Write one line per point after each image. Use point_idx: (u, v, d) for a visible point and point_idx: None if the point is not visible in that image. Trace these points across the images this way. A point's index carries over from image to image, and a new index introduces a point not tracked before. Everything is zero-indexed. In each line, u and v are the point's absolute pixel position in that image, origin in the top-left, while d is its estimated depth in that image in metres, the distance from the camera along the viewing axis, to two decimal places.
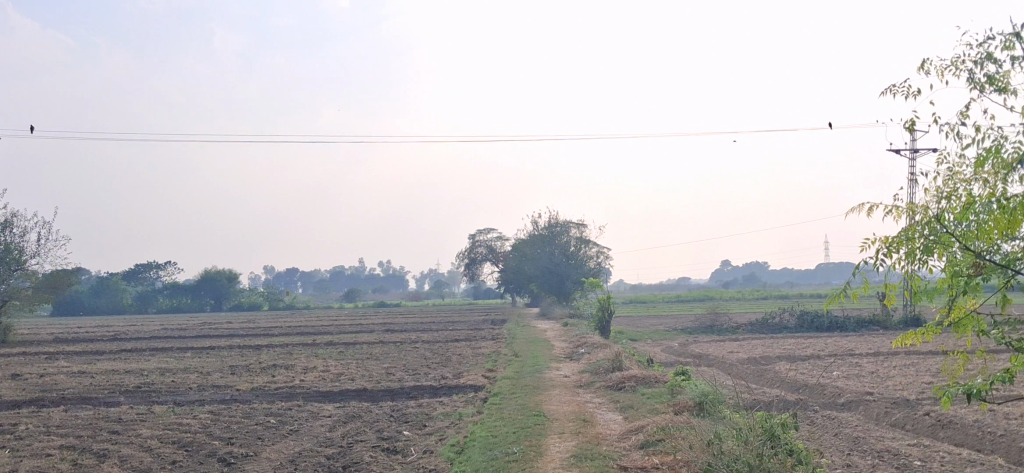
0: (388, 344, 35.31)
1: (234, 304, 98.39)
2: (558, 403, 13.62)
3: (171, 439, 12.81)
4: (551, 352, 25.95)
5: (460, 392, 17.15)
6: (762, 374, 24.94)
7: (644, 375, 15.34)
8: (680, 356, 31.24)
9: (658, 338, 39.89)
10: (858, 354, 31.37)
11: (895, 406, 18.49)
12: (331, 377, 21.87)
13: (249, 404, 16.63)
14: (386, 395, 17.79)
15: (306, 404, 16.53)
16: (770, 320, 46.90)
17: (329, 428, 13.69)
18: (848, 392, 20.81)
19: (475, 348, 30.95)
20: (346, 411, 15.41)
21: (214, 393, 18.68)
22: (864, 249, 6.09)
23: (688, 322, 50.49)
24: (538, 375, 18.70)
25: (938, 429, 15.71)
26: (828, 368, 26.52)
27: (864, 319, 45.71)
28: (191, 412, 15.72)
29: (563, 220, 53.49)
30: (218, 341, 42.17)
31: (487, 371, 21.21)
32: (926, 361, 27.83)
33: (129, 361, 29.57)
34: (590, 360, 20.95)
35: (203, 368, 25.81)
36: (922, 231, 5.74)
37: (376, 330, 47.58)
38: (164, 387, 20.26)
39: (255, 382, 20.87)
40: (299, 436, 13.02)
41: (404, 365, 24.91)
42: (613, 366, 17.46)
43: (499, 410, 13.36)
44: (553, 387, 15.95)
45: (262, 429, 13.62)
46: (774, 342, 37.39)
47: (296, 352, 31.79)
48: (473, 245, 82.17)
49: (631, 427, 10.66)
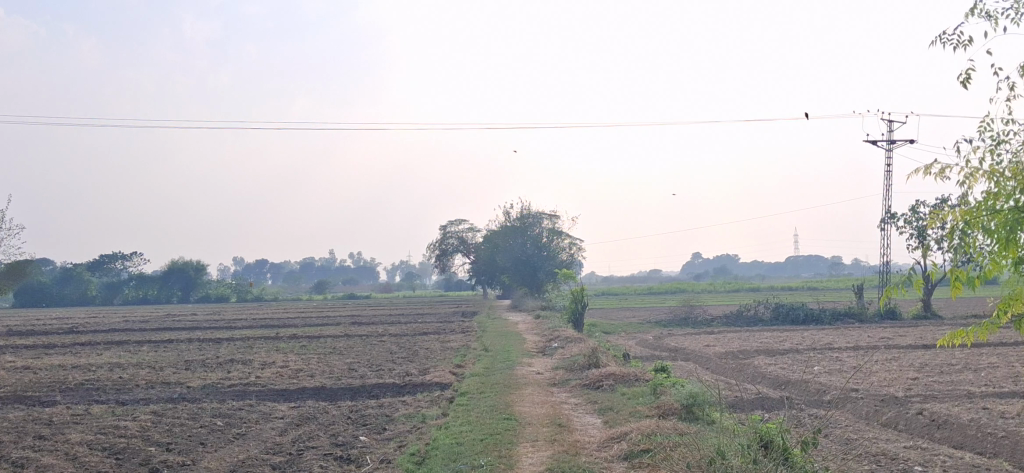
0: (354, 338, 34.02)
1: (201, 295, 96.37)
2: (531, 404, 12.48)
3: (102, 444, 11.55)
4: (523, 347, 24.88)
5: (426, 391, 16.03)
6: (742, 369, 23.98)
7: (624, 373, 14.25)
8: (656, 350, 30.28)
9: (633, 331, 38.95)
10: (839, 347, 30.53)
11: (884, 404, 17.62)
12: (289, 373, 20.63)
13: (198, 404, 15.36)
14: (346, 393, 16.57)
15: (259, 404, 15.31)
16: (746, 313, 46.05)
17: (280, 432, 12.47)
18: (833, 389, 19.89)
19: (444, 342, 29.76)
20: (301, 412, 14.19)
21: (161, 391, 17.39)
22: (938, 218, 6.26)
23: (662, 314, 49.67)
24: (508, 371, 17.60)
25: (935, 430, 14.73)
26: (809, 363, 25.63)
27: (840, 312, 45.05)
28: (132, 412, 14.46)
29: (535, 211, 52.51)
30: (179, 334, 40.71)
31: (455, 366, 20.10)
32: (908, 355, 27.05)
33: (80, 355, 28.06)
34: (564, 356, 19.91)
35: (156, 363, 24.48)
36: (993, 201, 5.87)
37: (344, 322, 46.28)
38: (108, 384, 18.92)
39: (209, 379, 19.57)
40: (245, 441, 11.80)
41: (369, 360, 23.75)
42: (590, 361, 16.35)
43: (466, 412, 12.21)
44: (526, 385, 14.85)
45: (205, 433, 12.38)
46: (751, 336, 36.54)
47: (257, 346, 30.46)
48: (444, 236, 80.99)
49: (612, 434, 9.56)
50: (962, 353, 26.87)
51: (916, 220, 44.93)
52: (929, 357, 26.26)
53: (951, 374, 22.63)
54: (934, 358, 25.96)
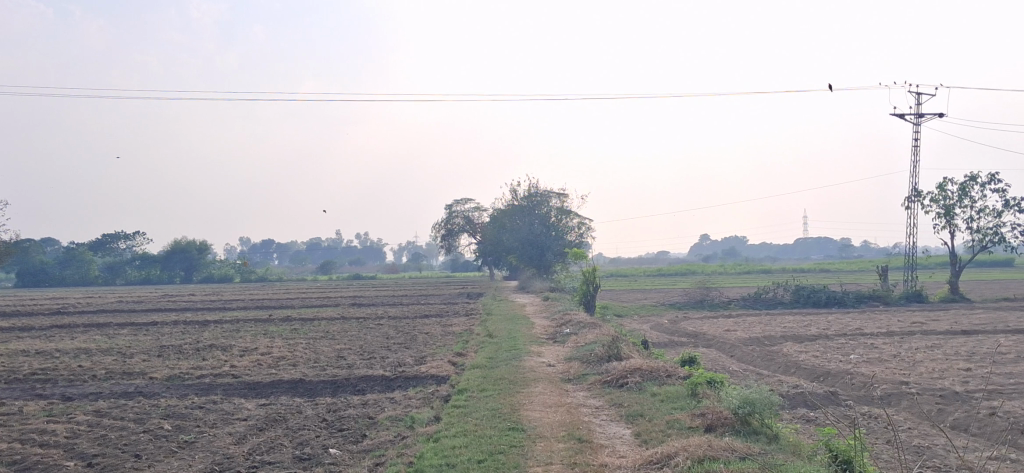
0: (351, 320, 31.71)
1: (205, 275, 94.31)
2: (541, 408, 10.19)
3: (10, 458, 9.32)
4: (532, 332, 22.70)
5: (419, 386, 13.78)
6: (771, 357, 21.69)
7: (652, 367, 11.99)
8: (674, 335, 28.08)
9: (646, 314, 36.82)
10: (869, 333, 28.20)
11: (945, 399, 15.31)
12: (269, 362, 18.41)
13: (152, 401, 13.18)
14: (328, 388, 14.34)
15: (223, 401, 13.09)
16: (764, 295, 43.69)
17: (238, 440, 10.26)
18: (880, 380, 17.59)
19: (445, 326, 27.53)
20: (269, 413, 11.96)
21: (116, 384, 15.17)
22: None
23: (675, 296, 47.40)
24: (514, 362, 15.37)
25: (1017, 436, 12.37)
26: (844, 350, 23.35)
27: (864, 294, 42.74)
28: (71, 411, 12.26)
29: (543, 190, 50.24)
30: (171, 315, 38.43)
31: (454, 355, 17.84)
32: (950, 342, 24.74)
33: (53, 339, 25.89)
34: (577, 344, 17.66)
35: (128, 349, 22.34)
36: None
37: (344, 304, 43.98)
38: (61, 374, 16.71)
39: (176, 368, 17.41)
40: (191, 453, 9.60)
41: (362, 346, 21.57)
42: (609, 353, 14.11)
43: (464, 417, 10.00)
44: (536, 381, 12.59)
45: (144, 441, 10.15)
46: (772, 320, 34.29)
47: (245, 328, 28.30)
48: (450, 216, 78.60)
49: (651, 457, 7.30)
50: (1007, 340, 24.55)
51: (944, 198, 42.57)
52: (974, 344, 23.98)
53: (1004, 364, 20.30)
54: (976, 346, 23.70)
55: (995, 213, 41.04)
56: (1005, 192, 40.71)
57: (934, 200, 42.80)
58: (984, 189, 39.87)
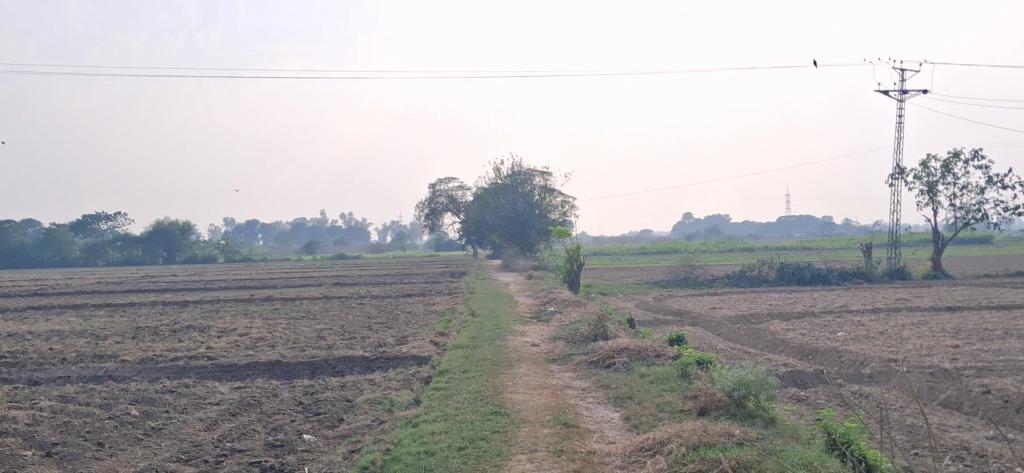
0: (332, 300, 31.22)
1: (187, 256, 93.58)
2: (526, 390, 9.79)
3: None
4: (515, 311, 22.32)
5: (399, 367, 13.34)
6: (758, 335, 21.38)
7: (640, 347, 11.60)
8: (659, 313, 27.78)
9: (630, 292, 36.56)
10: (855, 310, 27.95)
11: (936, 376, 15.01)
12: (246, 343, 17.92)
13: (121, 385, 12.68)
14: (306, 370, 13.90)
15: (195, 384, 12.62)
16: (749, 272, 43.45)
17: (210, 425, 9.81)
18: (869, 357, 17.29)
19: (428, 305, 27.13)
20: (242, 396, 11.51)
21: (85, 367, 14.66)
22: None
23: (659, 274, 47.19)
24: (498, 342, 14.95)
25: (1012, 415, 12.06)
26: (830, 327, 23.07)
27: (848, 271, 42.57)
28: (37, 397, 11.74)
29: (525, 168, 49.34)
30: (150, 295, 37.81)
31: (436, 335, 17.43)
32: (937, 318, 24.50)
33: (27, 321, 25.33)
34: (562, 323, 17.29)
35: (102, 330, 21.82)
36: None
37: (326, 284, 43.47)
38: (30, 357, 16.17)
39: (150, 350, 16.88)
40: (158, 440, 9.13)
41: (342, 326, 21.11)
42: (594, 332, 13.73)
43: (446, 400, 9.58)
44: (519, 361, 12.18)
45: (110, 428, 9.68)
46: (757, 297, 34.07)
47: (224, 309, 27.76)
48: (433, 195, 78.00)
49: (642, 444, 6.90)
50: (993, 316, 24.36)
51: (928, 175, 42.37)
52: (961, 320, 23.76)
53: (993, 341, 20.02)
54: (963, 322, 23.47)
55: (978, 190, 40.88)
56: (988, 168, 40.57)
57: (917, 177, 42.60)
58: (967, 166, 39.68)
